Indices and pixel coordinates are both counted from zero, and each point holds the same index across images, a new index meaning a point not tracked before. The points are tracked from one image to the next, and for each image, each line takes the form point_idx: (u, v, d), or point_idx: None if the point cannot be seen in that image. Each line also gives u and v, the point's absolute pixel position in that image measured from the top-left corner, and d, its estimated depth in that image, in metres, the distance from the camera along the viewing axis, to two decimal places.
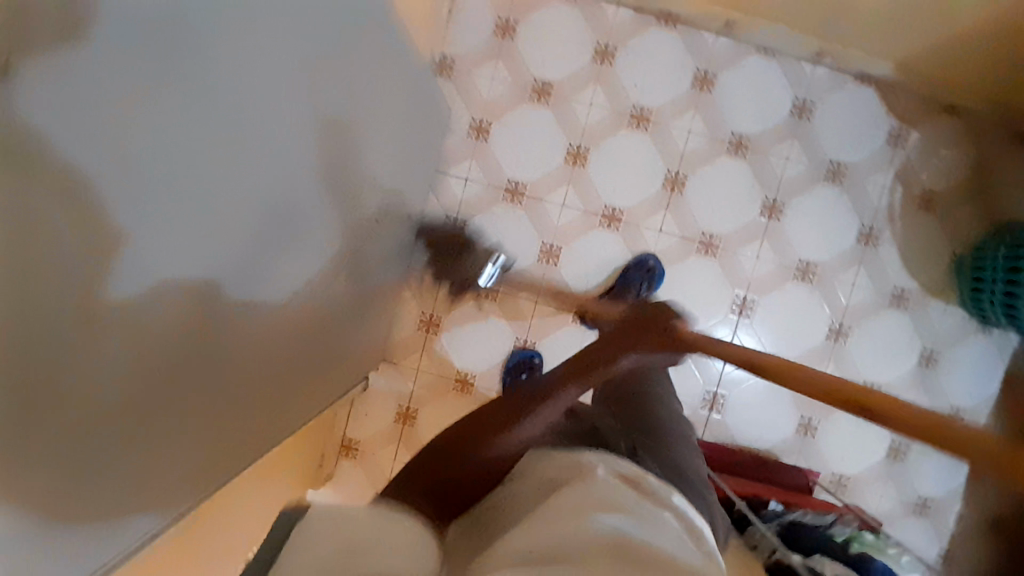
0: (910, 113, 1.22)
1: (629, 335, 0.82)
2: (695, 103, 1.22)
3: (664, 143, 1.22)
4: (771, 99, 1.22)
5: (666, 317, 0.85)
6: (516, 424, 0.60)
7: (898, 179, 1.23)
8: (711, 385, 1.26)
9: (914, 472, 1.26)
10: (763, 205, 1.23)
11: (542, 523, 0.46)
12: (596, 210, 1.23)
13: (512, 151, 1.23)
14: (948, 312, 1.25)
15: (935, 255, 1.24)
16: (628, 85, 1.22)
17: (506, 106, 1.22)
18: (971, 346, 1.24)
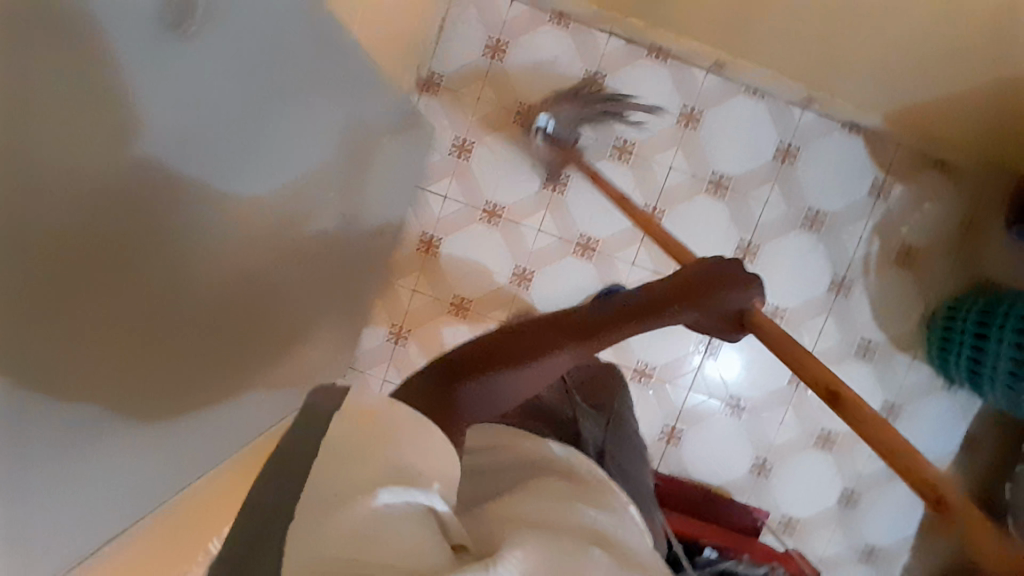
0: (897, 164, 1.21)
1: (700, 298, 0.67)
2: (678, 139, 1.22)
3: (644, 178, 1.22)
4: (753, 142, 1.22)
5: (729, 292, 0.68)
6: (496, 372, 0.54)
7: (877, 232, 1.23)
8: (671, 419, 1.26)
9: (864, 521, 1.27)
10: (738, 246, 1.23)
11: (544, 498, 0.49)
12: (571, 237, 1.24)
13: (494, 172, 1.24)
14: (914, 367, 1.26)
15: (905, 310, 1.24)
16: (615, 116, 1.22)
17: (490, 128, 1.23)
18: (932, 401, 1.26)
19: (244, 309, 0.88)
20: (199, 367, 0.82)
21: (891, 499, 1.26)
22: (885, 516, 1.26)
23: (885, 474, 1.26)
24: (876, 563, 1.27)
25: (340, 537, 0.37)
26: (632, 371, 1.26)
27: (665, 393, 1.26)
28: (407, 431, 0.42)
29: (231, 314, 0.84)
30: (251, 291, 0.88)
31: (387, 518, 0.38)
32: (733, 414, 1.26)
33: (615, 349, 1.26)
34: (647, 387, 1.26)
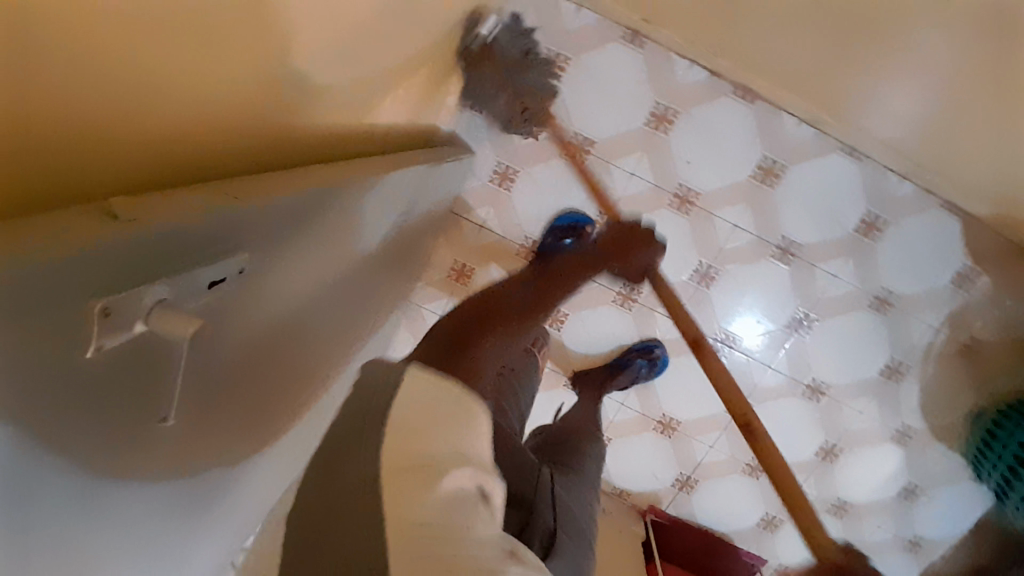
0: (987, 254, 1.08)
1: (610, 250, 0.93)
2: (748, 196, 1.08)
3: (702, 233, 1.11)
4: (834, 211, 1.08)
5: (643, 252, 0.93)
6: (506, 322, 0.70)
7: (948, 320, 1.13)
8: (685, 469, 1.26)
9: None
10: (791, 318, 1.14)
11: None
12: (611, 286, 1.17)
13: (539, 204, 1.12)
14: (946, 455, 1.20)
15: (958, 403, 1.16)
16: (682, 160, 1.08)
17: (539, 155, 1.10)
18: (950, 488, 1.22)
19: (280, 354, 0.79)
20: (242, 407, 0.74)
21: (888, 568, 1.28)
22: None
23: (889, 546, 1.26)
24: None
25: (432, 518, 0.41)
26: (656, 422, 1.24)
27: (685, 444, 1.24)
28: (459, 420, 0.47)
29: (277, 353, 0.78)
30: (299, 334, 0.82)
31: (465, 501, 0.43)
32: (750, 475, 1.25)
33: (641, 399, 1.23)
34: (665, 436, 1.24)
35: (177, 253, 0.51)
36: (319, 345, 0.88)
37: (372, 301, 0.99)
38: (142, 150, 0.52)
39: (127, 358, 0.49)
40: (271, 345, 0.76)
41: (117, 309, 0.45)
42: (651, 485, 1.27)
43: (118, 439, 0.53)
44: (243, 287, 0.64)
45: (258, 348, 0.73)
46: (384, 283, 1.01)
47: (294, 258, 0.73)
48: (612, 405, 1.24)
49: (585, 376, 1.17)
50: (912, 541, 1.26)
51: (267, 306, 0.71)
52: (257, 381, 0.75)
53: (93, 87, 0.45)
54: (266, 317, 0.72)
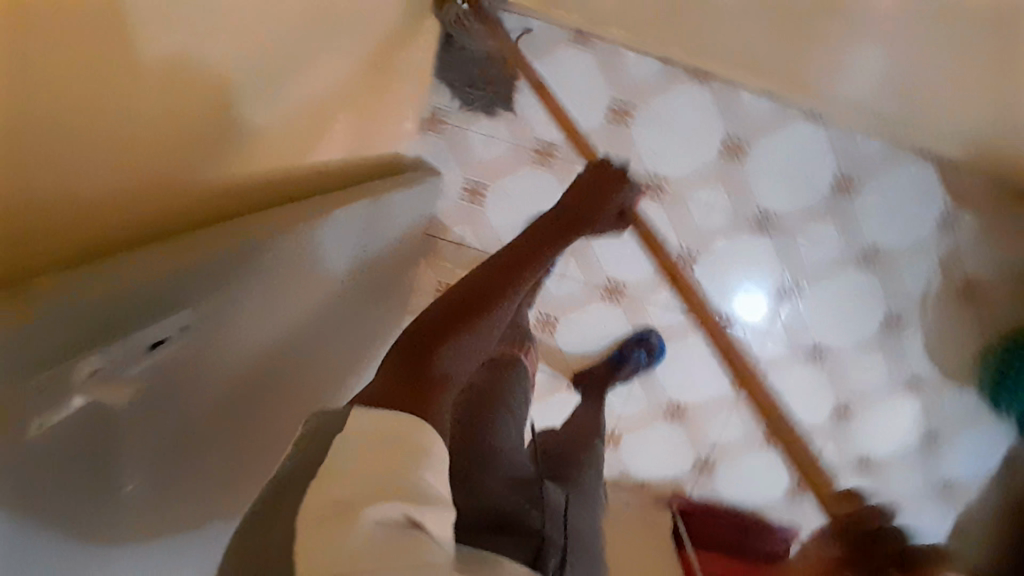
0: (972, 195, 1.07)
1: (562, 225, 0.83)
2: (719, 173, 1.09)
3: (677, 216, 1.11)
4: (806, 174, 1.08)
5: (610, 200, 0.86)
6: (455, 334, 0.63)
7: (939, 267, 1.12)
8: (702, 450, 1.27)
9: None
10: (779, 284, 1.14)
11: None
12: (597, 284, 1.18)
13: (513, 214, 1.12)
14: (962, 396, 1.18)
15: (964, 346, 1.15)
16: (646, 149, 1.08)
17: (505, 169, 1.10)
18: (973, 429, 1.19)
19: (256, 401, 0.78)
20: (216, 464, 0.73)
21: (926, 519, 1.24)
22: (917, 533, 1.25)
23: (918, 494, 1.22)
24: None
25: (367, 551, 0.40)
26: (667, 409, 1.25)
27: (697, 425, 1.25)
28: (400, 458, 0.46)
29: (251, 397, 0.76)
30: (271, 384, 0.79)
31: (392, 532, 0.42)
32: (767, 446, 1.25)
33: (645, 388, 1.24)
34: (677, 421, 1.25)
35: (124, 317, 0.53)
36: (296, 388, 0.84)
37: (357, 335, 0.94)
38: (111, 225, 0.55)
39: (71, 434, 0.51)
40: (245, 393, 0.75)
41: (61, 389, 0.49)
42: (671, 472, 1.28)
43: (88, 502, 0.55)
44: (187, 357, 0.62)
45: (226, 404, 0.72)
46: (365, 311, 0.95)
47: (237, 318, 0.69)
48: (618, 398, 1.25)
49: (588, 374, 1.19)
50: (945, 487, 1.23)
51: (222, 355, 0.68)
52: (239, 430, 0.75)
53: (40, 178, 0.47)
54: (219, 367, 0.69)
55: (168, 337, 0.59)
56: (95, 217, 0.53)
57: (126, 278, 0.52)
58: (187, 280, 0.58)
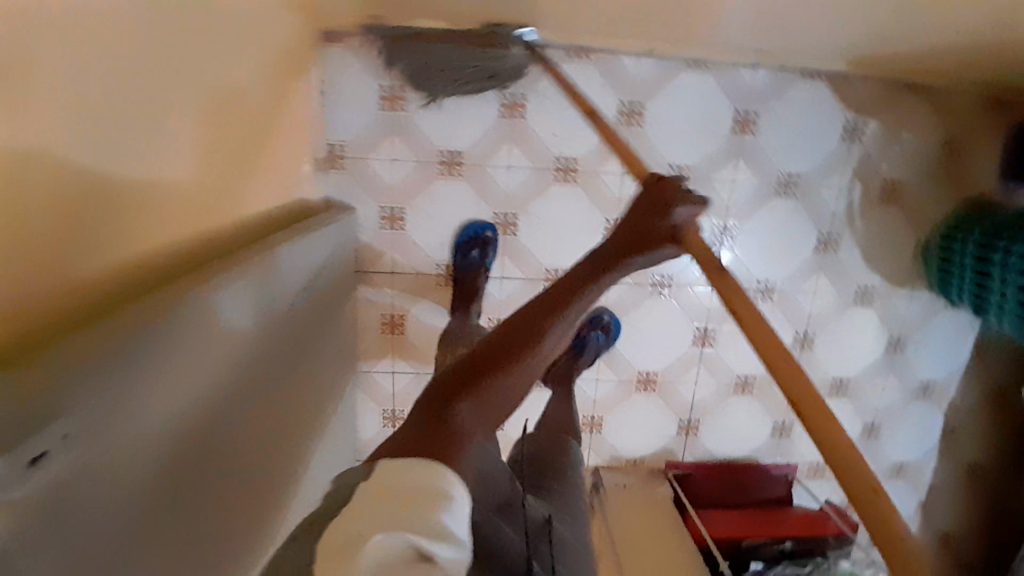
0: (865, 101, 1.10)
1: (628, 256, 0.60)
2: (623, 141, 1.09)
3: (595, 193, 1.12)
4: (706, 121, 1.09)
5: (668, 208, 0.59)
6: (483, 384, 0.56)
7: (855, 176, 1.14)
8: (684, 413, 1.26)
9: (886, 445, 1.29)
10: (712, 233, 1.15)
11: None
12: (538, 275, 1.16)
13: (436, 230, 1.12)
14: (913, 296, 1.20)
15: (900, 246, 1.17)
16: (547, 135, 1.09)
17: (415, 187, 1.09)
18: (932, 325, 1.22)
19: (213, 465, 0.68)
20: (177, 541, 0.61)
21: (910, 420, 1.28)
22: (903, 437, 1.28)
23: (899, 403, 1.27)
24: (907, 476, 1.31)
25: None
26: (638, 378, 1.24)
27: (671, 390, 1.25)
28: (421, 500, 0.45)
29: (199, 465, 0.64)
30: (215, 443, 0.68)
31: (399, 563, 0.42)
32: (742, 392, 1.26)
33: (613, 368, 1.23)
34: (650, 392, 1.25)
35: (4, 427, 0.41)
36: (250, 430, 0.76)
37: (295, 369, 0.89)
38: (32, 312, 0.48)
39: None
40: (191, 458, 0.63)
41: None
42: (658, 441, 1.28)
43: None
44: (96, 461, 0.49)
45: (174, 480, 0.60)
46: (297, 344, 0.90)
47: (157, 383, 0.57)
48: (589, 385, 1.23)
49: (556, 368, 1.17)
50: (922, 387, 1.26)
51: (155, 428, 0.56)
52: (194, 506, 0.64)
53: None
54: (154, 440, 0.56)
55: (46, 456, 0.43)
56: (17, 310, 0.46)
57: (52, 373, 0.45)
58: (110, 370, 0.50)
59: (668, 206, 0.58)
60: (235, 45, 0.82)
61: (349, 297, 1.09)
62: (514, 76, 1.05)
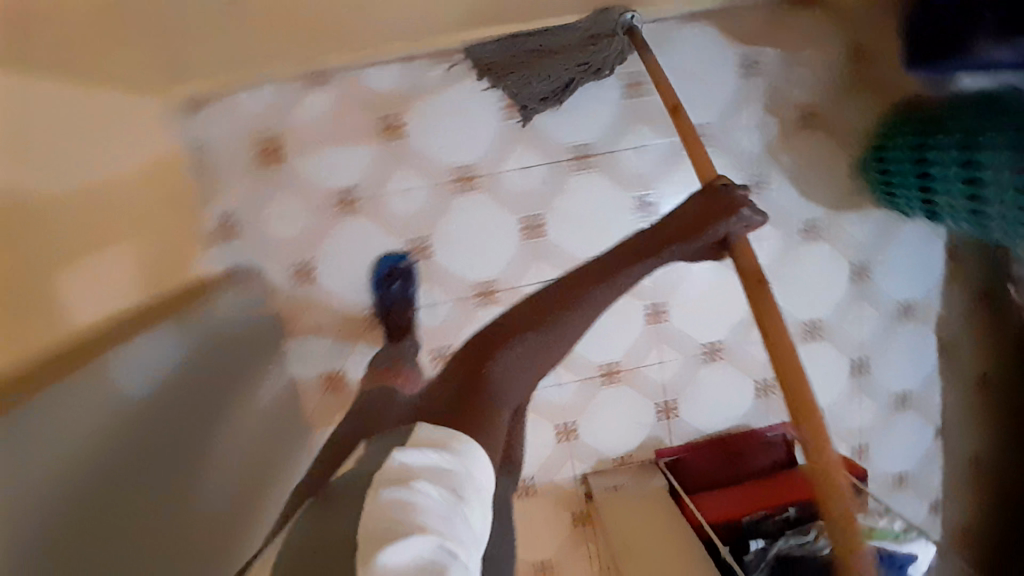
0: (754, 31, 1.05)
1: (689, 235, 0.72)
2: (514, 134, 1.05)
3: (502, 195, 1.06)
4: (591, 96, 1.05)
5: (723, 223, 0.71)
6: (520, 342, 0.70)
7: (765, 111, 1.08)
8: (660, 396, 1.20)
9: (881, 380, 1.19)
10: (635, 204, 1.08)
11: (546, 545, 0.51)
12: (468, 292, 1.09)
13: (352, 273, 1.07)
14: (864, 218, 1.12)
15: (834, 170, 1.10)
16: (437, 147, 1.04)
17: (317, 236, 1.05)
18: (894, 241, 1.14)
19: (157, 480, 0.80)
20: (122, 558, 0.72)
21: (900, 345, 1.18)
22: (896, 365, 1.19)
23: (883, 331, 1.17)
24: (914, 407, 1.20)
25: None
26: (600, 372, 1.18)
27: (641, 375, 1.19)
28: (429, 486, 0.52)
29: (141, 470, 0.78)
30: (155, 453, 0.81)
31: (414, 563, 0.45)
32: (714, 360, 1.19)
33: (574, 368, 1.17)
34: (619, 382, 1.19)
35: None
36: (212, 471, 0.88)
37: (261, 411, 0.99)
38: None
39: None
40: (139, 457, 0.78)
41: None
42: (642, 432, 1.21)
43: None
44: None
45: (113, 485, 0.74)
46: (246, 387, 0.98)
47: (75, 402, 0.72)
48: (555, 391, 1.18)
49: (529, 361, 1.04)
50: (902, 307, 1.17)
51: (93, 445, 0.73)
52: (140, 520, 0.76)
53: None
54: (87, 448, 0.72)
55: None
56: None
57: None
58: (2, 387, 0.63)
59: (734, 210, 0.71)
60: (62, 139, 0.80)
61: (267, 358, 1.03)
62: (611, 62, 0.94)
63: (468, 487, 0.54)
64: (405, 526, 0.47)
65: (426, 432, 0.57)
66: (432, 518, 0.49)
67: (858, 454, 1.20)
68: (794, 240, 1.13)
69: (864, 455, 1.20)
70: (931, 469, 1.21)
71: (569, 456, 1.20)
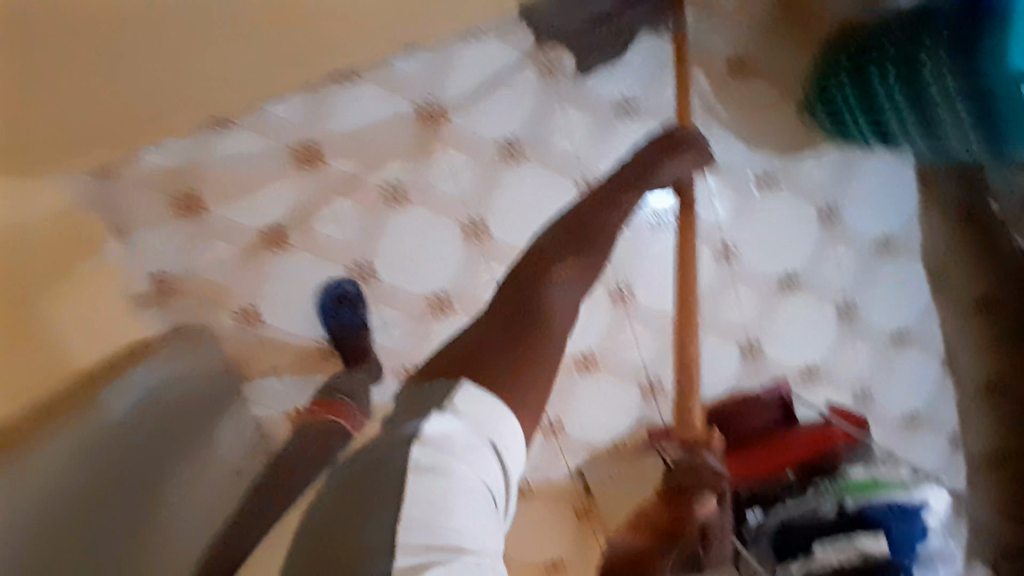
0: None
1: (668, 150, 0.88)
2: (435, 139, 1.00)
3: (436, 203, 1.02)
4: (506, 85, 0.99)
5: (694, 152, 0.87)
6: (567, 273, 0.71)
7: (696, 65, 1.00)
8: (641, 374, 1.16)
9: (871, 321, 1.13)
10: (575, 186, 1.04)
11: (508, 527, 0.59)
12: (421, 307, 1.06)
13: (296, 310, 1.03)
14: (821, 157, 1.06)
15: (779, 113, 1.04)
16: (359, 167, 1.00)
17: (253, 279, 1.01)
18: (858, 174, 1.07)
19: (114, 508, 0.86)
20: None
21: (885, 281, 1.12)
22: (884, 302, 1.12)
23: (863, 270, 1.11)
24: (911, 342, 1.14)
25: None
26: (576, 364, 1.13)
27: (617, 358, 1.15)
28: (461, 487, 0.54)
29: (129, 460, 0.88)
30: (131, 466, 0.88)
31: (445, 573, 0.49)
32: None
33: None
34: (595, 370, 1.14)
35: None
36: (199, 485, 0.93)
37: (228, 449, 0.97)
38: None
39: None
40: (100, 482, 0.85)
41: None
42: (629, 416, 1.17)
43: None
44: None
45: (107, 467, 0.86)
46: (204, 432, 0.96)
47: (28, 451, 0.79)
48: None
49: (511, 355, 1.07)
50: (880, 241, 1.10)
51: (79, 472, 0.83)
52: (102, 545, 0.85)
53: None
54: (52, 483, 0.81)
55: None
56: None
57: None
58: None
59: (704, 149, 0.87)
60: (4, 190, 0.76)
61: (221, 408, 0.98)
62: None
63: (489, 465, 0.57)
64: (435, 550, 0.50)
65: (463, 403, 0.58)
66: (456, 517, 0.52)
67: (862, 403, 1.14)
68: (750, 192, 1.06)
69: (868, 402, 1.13)
70: (939, 405, 1.16)
71: (559, 454, 1.16)
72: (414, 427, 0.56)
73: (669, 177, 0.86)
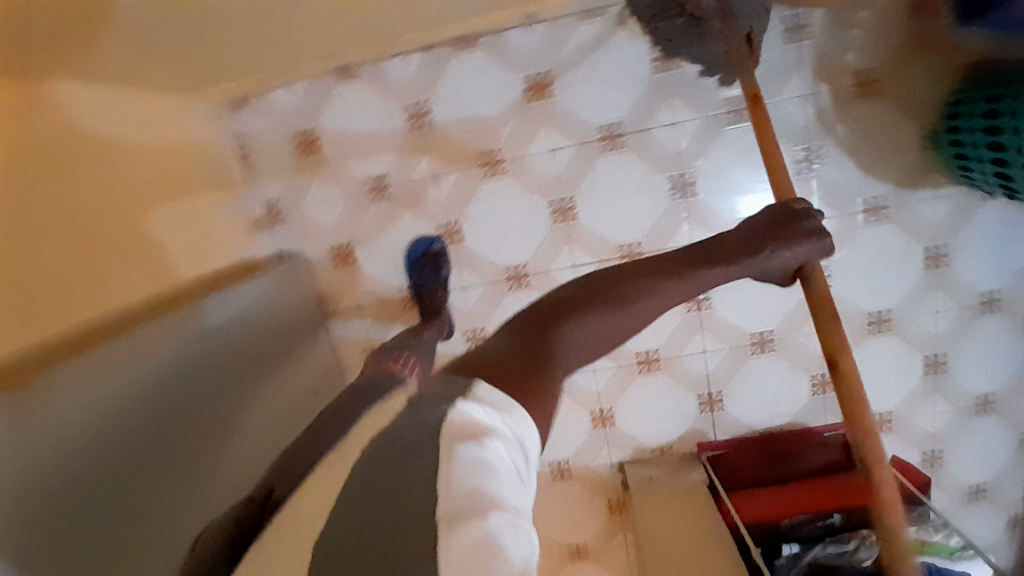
0: None
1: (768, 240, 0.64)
2: (540, 116, 1.03)
3: (530, 178, 1.05)
4: (619, 73, 1.01)
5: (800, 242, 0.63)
6: (593, 312, 0.62)
7: (817, 80, 0.98)
8: (702, 387, 1.15)
9: (959, 377, 1.06)
10: (671, 183, 1.04)
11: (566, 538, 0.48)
12: (499, 275, 1.10)
13: (386, 256, 1.10)
14: (937, 195, 1.00)
15: (898, 143, 0.99)
16: (465, 131, 1.05)
17: (354, 220, 1.09)
18: (973, 222, 1.00)
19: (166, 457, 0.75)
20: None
21: (983, 341, 1.04)
22: (977, 362, 1.05)
23: (961, 323, 1.04)
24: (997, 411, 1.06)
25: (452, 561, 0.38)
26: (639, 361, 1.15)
27: (681, 363, 1.14)
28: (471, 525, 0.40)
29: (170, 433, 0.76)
30: (182, 419, 0.79)
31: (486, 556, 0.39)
32: (762, 350, 1.12)
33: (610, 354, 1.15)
34: (656, 371, 1.15)
35: None
36: (239, 434, 0.87)
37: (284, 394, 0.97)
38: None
39: None
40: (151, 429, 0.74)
41: None
42: (683, 421, 1.17)
43: None
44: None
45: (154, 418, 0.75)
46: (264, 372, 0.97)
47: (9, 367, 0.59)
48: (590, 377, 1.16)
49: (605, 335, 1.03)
50: (984, 298, 1.02)
51: (136, 394, 0.73)
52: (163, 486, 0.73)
53: None
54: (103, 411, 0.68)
55: None
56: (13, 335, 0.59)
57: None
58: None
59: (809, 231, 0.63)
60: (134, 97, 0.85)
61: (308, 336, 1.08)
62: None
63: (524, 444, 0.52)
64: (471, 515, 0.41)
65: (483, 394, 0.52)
66: (501, 487, 0.44)
67: (927, 462, 1.08)
68: (849, 222, 1.03)
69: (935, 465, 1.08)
70: None
71: (604, 442, 1.18)
72: (445, 411, 0.48)
73: (781, 267, 0.63)
